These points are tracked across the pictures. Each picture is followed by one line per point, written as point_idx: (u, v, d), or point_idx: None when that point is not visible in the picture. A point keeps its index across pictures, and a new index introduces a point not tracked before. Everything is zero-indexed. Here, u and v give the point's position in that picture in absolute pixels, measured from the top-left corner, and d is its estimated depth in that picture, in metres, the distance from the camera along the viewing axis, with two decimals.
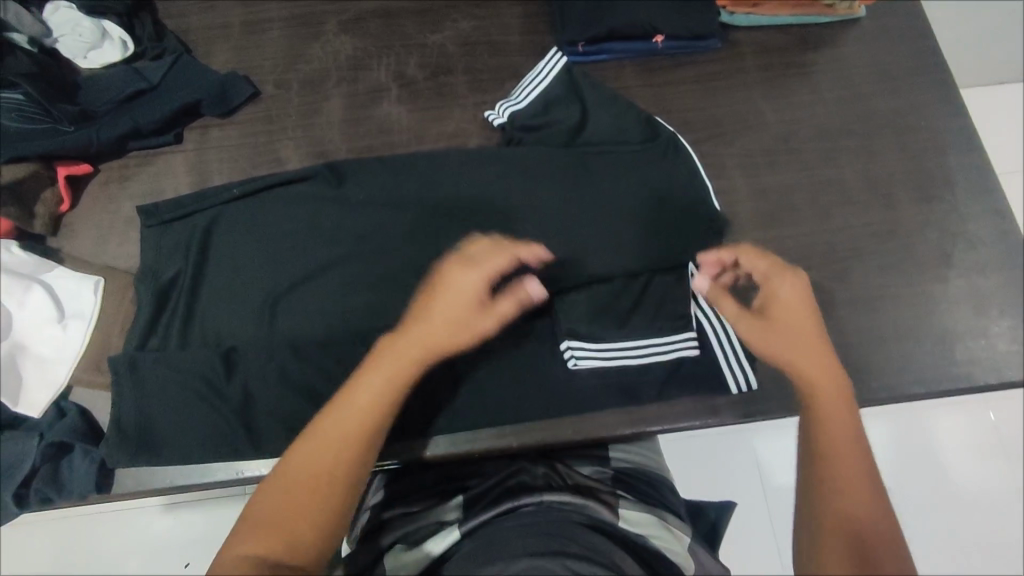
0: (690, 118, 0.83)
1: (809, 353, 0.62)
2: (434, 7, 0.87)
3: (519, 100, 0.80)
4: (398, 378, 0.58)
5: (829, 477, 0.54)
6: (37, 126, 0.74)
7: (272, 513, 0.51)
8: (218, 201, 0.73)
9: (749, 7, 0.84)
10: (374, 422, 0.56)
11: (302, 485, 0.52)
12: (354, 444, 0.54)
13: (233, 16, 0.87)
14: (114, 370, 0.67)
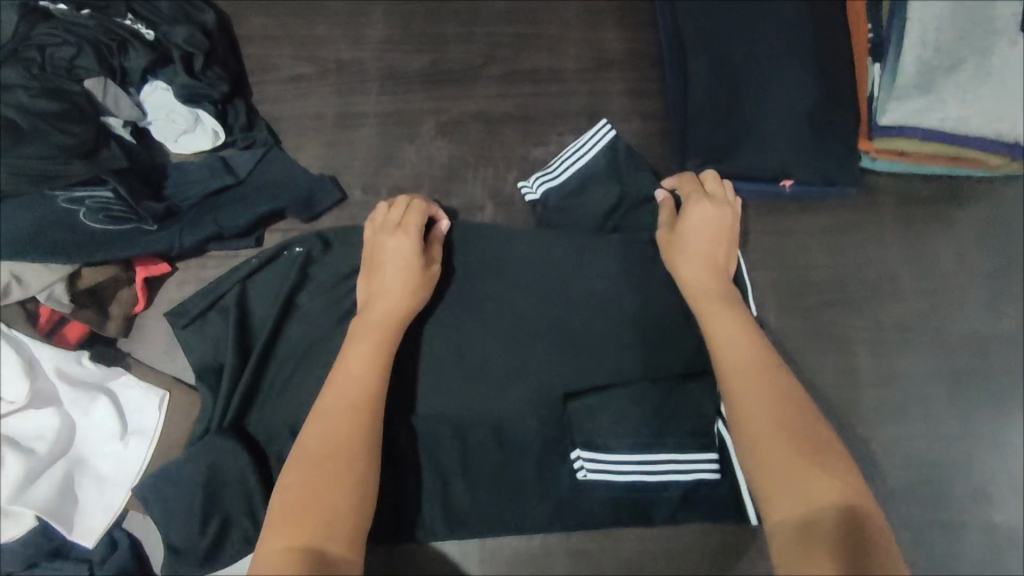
0: (817, 276, 0.73)
1: (713, 311, 0.61)
2: (539, 117, 0.81)
3: (554, 175, 0.74)
4: (378, 352, 0.60)
5: (755, 449, 0.51)
6: (120, 227, 0.71)
7: (300, 502, 0.50)
8: (236, 278, 0.68)
9: (894, 157, 0.73)
10: (376, 399, 0.57)
11: (331, 470, 0.52)
12: (358, 405, 0.56)
13: (328, 107, 0.82)
14: (156, 479, 0.62)
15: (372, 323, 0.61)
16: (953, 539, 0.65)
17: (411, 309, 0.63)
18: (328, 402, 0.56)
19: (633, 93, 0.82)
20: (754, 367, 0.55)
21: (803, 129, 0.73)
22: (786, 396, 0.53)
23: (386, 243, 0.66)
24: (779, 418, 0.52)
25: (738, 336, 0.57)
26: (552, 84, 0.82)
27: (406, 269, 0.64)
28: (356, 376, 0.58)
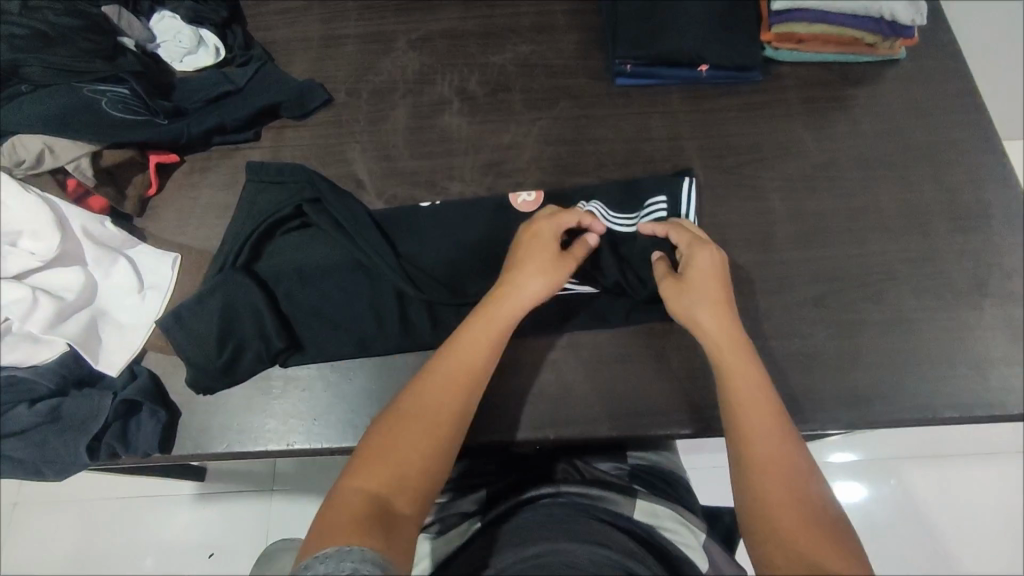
0: (733, 143, 0.87)
1: (716, 334, 0.67)
2: (497, 31, 0.95)
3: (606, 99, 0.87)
4: (498, 335, 0.66)
5: (758, 476, 0.59)
6: (136, 118, 0.81)
7: (391, 450, 0.59)
8: (298, 175, 0.79)
9: (793, 44, 0.88)
10: (478, 380, 0.64)
11: (422, 435, 0.60)
12: (460, 383, 0.63)
13: (314, 31, 0.95)
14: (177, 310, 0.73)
15: (510, 303, 0.68)
16: (859, 335, 0.76)
17: (538, 298, 0.68)
18: (432, 379, 0.63)
19: (575, 10, 0.96)
20: (769, 425, 0.61)
21: (713, 24, 0.88)
22: (785, 438, 0.61)
23: (536, 241, 0.71)
24: (782, 444, 0.60)
25: (742, 366, 0.65)
26: (506, 6, 0.96)
27: (546, 264, 0.70)
28: (459, 363, 0.64)
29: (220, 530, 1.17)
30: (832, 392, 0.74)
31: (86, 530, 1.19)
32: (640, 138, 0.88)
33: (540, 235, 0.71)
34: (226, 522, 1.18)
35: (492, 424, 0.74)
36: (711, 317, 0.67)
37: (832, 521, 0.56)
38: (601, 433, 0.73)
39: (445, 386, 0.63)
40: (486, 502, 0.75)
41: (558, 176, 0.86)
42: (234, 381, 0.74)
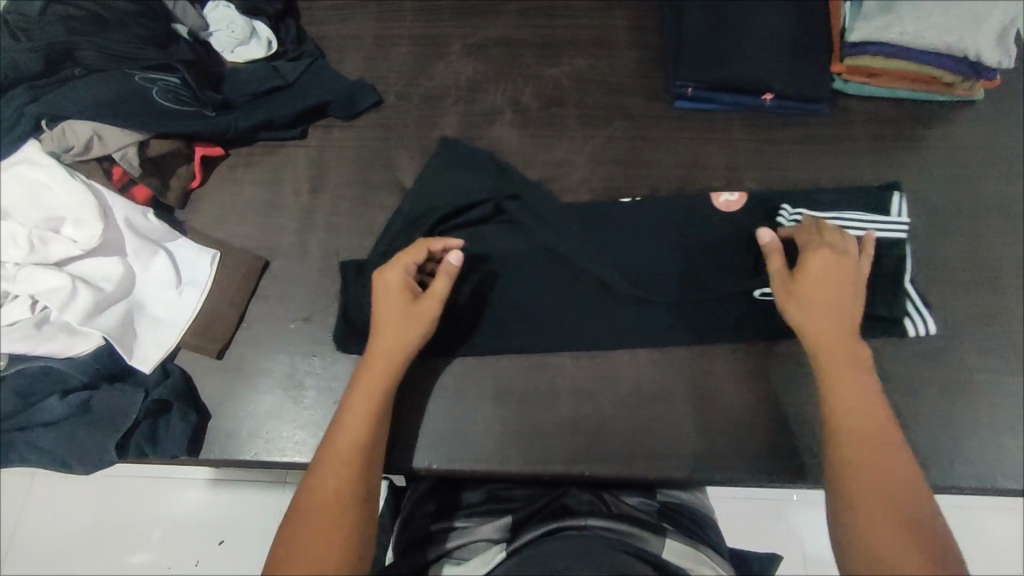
0: (794, 178, 0.84)
1: (833, 354, 0.65)
2: (554, 42, 0.92)
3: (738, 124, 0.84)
4: (374, 400, 0.65)
5: (850, 470, 0.59)
6: (185, 109, 0.80)
7: (299, 548, 0.58)
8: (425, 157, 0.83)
9: (865, 78, 0.84)
10: (368, 449, 0.63)
11: (323, 525, 0.59)
12: (353, 456, 0.62)
13: (368, 30, 0.93)
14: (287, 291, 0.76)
15: (377, 366, 0.67)
16: (915, 392, 0.73)
17: (403, 353, 0.67)
18: (325, 460, 0.62)
19: (636, 26, 0.93)
20: (873, 415, 0.62)
21: (783, 52, 0.84)
22: (880, 428, 0.61)
23: (388, 299, 0.69)
24: (895, 470, 0.59)
25: (853, 361, 0.64)
26: (566, 16, 0.93)
27: (404, 316, 0.68)
28: (349, 437, 0.63)
29: (228, 515, 1.13)
30: None
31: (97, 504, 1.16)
32: (696, 165, 0.85)
33: (392, 287, 0.69)
34: (239, 506, 1.14)
35: (525, 454, 0.71)
36: (812, 309, 0.66)
37: (917, 504, 0.58)
38: (636, 472, 0.70)
39: (339, 466, 0.62)
40: (511, 530, 0.71)
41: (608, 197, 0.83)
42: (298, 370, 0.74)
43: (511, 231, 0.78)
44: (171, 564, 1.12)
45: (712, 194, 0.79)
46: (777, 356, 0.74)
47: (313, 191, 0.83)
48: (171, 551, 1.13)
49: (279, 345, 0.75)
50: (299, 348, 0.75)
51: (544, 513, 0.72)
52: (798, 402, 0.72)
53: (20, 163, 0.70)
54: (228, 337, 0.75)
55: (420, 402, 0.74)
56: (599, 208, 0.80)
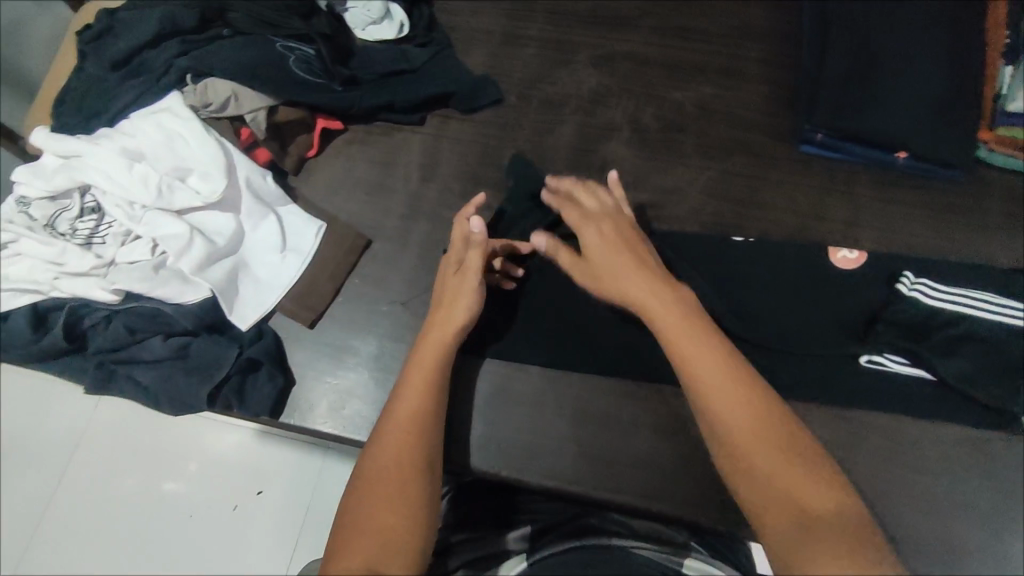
0: (917, 244, 0.79)
1: (656, 303, 0.62)
2: (682, 66, 0.90)
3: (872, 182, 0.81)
4: (432, 374, 0.63)
5: (724, 423, 0.54)
6: (315, 80, 0.82)
7: (366, 518, 0.54)
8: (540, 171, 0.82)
9: (1011, 150, 0.79)
10: (430, 421, 0.61)
11: (390, 495, 0.56)
12: (415, 422, 0.60)
13: (497, 26, 0.93)
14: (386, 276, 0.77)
15: (433, 343, 0.65)
16: (1017, 495, 0.68)
17: (460, 326, 0.66)
18: (386, 429, 0.60)
19: (770, 61, 0.90)
20: (711, 350, 0.57)
21: (928, 111, 0.80)
22: (728, 376, 0.55)
23: (452, 268, 0.70)
24: (748, 428, 0.53)
25: (674, 321, 0.60)
26: (698, 40, 0.91)
27: (461, 282, 0.68)
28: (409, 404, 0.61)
29: (262, 466, 1.00)
30: (974, 550, 0.66)
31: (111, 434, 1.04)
32: (812, 214, 0.81)
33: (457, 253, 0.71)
34: (266, 471, 1.00)
35: (596, 479, 0.70)
36: (634, 278, 0.64)
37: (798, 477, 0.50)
38: (707, 521, 0.68)
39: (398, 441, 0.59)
40: (532, 540, 0.65)
41: (717, 232, 0.81)
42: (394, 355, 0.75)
43: None
44: (195, 510, 0.99)
45: (831, 248, 0.79)
46: (870, 428, 0.71)
47: (422, 179, 0.83)
48: (196, 495, 1.00)
49: (369, 325, 0.76)
50: (388, 331, 0.76)
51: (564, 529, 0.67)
52: (886, 481, 0.69)
53: (162, 112, 0.74)
54: (322, 309, 0.76)
55: (498, 407, 0.74)
56: (704, 241, 0.80)
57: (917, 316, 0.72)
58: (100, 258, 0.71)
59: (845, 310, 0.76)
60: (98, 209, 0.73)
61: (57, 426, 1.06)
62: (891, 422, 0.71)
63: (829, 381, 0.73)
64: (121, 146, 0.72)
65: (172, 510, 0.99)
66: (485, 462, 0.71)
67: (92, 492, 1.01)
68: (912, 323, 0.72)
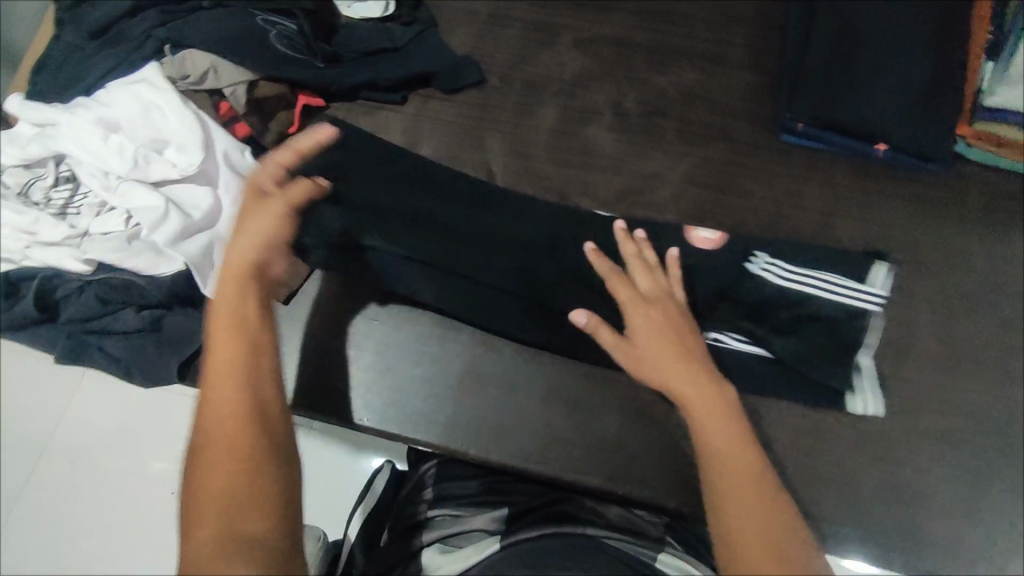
0: (892, 237, 0.79)
1: (672, 334, 0.65)
2: (667, 52, 0.89)
3: (856, 178, 0.82)
4: (235, 338, 0.55)
5: (710, 461, 0.56)
6: (296, 56, 0.81)
7: (207, 492, 0.49)
8: (521, 160, 0.83)
9: (992, 146, 0.80)
10: (251, 381, 0.54)
11: (222, 459, 0.50)
12: (233, 371, 0.53)
13: (483, 7, 0.92)
14: None
15: (224, 312, 0.56)
16: (976, 484, 0.69)
17: (245, 277, 0.59)
18: (210, 392, 0.53)
19: (754, 49, 0.90)
20: (708, 391, 0.61)
21: (907, 104, 0.80)
22: (723, 405, 0.60)
23: (264, 211, 0.62)
24: (739, 444, 0.57)
25: (685, 366, 0.62)
26: (683, 26, 0.91)
27: (264, 223, 0.61)
28: (226, 358, 0.54)
29: None
30: (930, 539, 0.68)
31: (98, 406, 1.03)
32: (790, 204, 0.81)
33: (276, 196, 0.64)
34: None
35: (564, 460, 0.71)
36: (653, 324, 0.66)
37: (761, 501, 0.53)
38: (671, 503, 0.69)
39: (224, 405, 0.52)
40: (510, 522, 0.65)
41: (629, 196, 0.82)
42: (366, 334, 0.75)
43: (587, 237, 0.79)
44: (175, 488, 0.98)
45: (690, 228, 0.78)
46: (835, 415, 0.72)
47: None
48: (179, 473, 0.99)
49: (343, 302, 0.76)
50: (363, 309, 0.76)
51: (541, 512, 0.66)
52: (849, 469, 0.70)
53: (139, 83, 0.73)
54: (298, 285, 0.77)
55: (468, 386, 0.74)
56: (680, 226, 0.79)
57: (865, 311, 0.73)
58: (73, 228, 0.71)
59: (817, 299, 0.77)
60: (73, 178, 0.73)
61: (38, 405, 1.04)
62: (858, 411, 0.72)
63: (800, 368, 0.73)
64: (97, 116, 0.72)
65: (157, 490, 0.99)
66: (455, 441, 0.71)
67: (77, 473, 1.01)
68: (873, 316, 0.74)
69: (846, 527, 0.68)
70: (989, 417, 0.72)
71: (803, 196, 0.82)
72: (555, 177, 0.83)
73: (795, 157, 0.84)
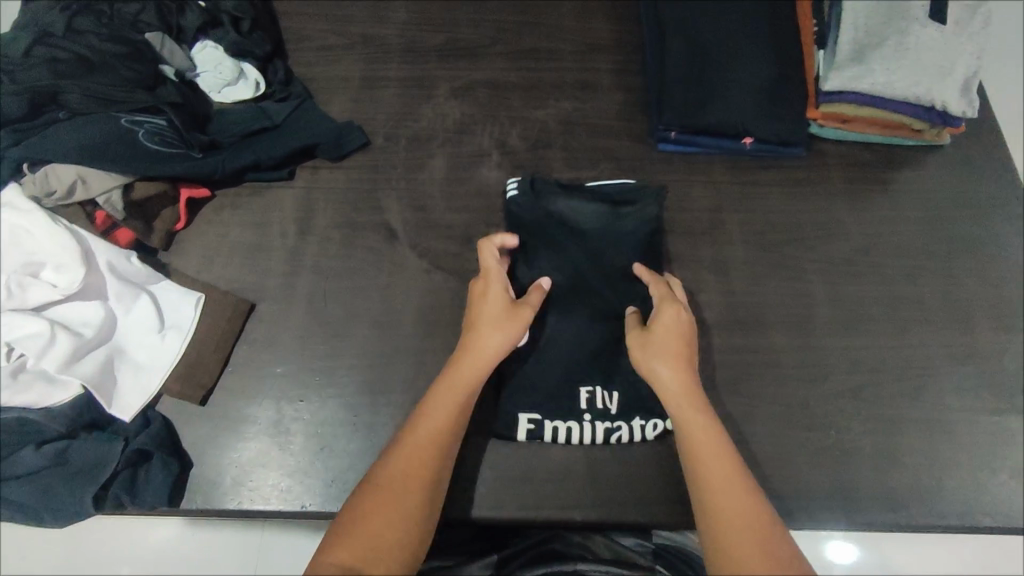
0: (774, 220, 0.86)
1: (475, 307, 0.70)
2: (539, 85, 0.94)
3: (731, 171, 0.89)
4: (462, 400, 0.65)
5: (700, 469, 0.61)
6: (172, 151, 0.80)
7: (353, 535, 0.56)
8: (420, 213, 0.84)
9: (838, 123, 0.87)
10: (455, 425, 0.64)
11: (386, 508, 0.58)
12: (440, 438, 0.63)
13: (355, 73, 0.94)
14: (283, 346, 0.76)
15: (456, 384, 0.65)
16: (896, 431, 0.75)
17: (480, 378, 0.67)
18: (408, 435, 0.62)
19: (618, 71, 0.96)
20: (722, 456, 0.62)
21: (760, 99, 0.87)
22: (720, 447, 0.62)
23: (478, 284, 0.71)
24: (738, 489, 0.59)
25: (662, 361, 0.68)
26: (548, 61, 0.96)
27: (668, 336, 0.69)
28: (432, 425, 0.63)
29: (195, 560, 0.93)
30: (868, 494, 0.72)
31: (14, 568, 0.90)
32: (679, 207, 0.86)
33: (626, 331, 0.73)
34: (197, 565, 0.92)
35: (516, 499, 0.72)
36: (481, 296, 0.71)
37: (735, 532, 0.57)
38: (627, 515, 0.71)
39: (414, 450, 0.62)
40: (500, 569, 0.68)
41: (569, 191, 0.80)
42: (295, 417, 0.73)
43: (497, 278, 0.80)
44: None
45: (436, 243, 0.82)
46: (762, 397, 0.76)
47: (300, 233, 0.82)
48: None
49: (263, 391, 0.74)
50: (288, 395, 0.74)
51: (530, 554, 0.69)
52: (782, 445, 0.74)
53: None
54: (213, 382, 0.74)
55: None
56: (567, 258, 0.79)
57: (755, 299, 0.81)
58: None
59: (720, 291, 0.81)
60: None
61: None
62: (778, 388, 0.76)
63: (718, 360, 0.77)
64: None
65: None
66: None
67: None
68: (766, 301, 0.81)
69: (791, 502, 0.72)
70: (892, 367, 0.78)
71: (690, 198, 0.87)
72: (455, 224, 0.83)
73: (675, 162, 0.89)
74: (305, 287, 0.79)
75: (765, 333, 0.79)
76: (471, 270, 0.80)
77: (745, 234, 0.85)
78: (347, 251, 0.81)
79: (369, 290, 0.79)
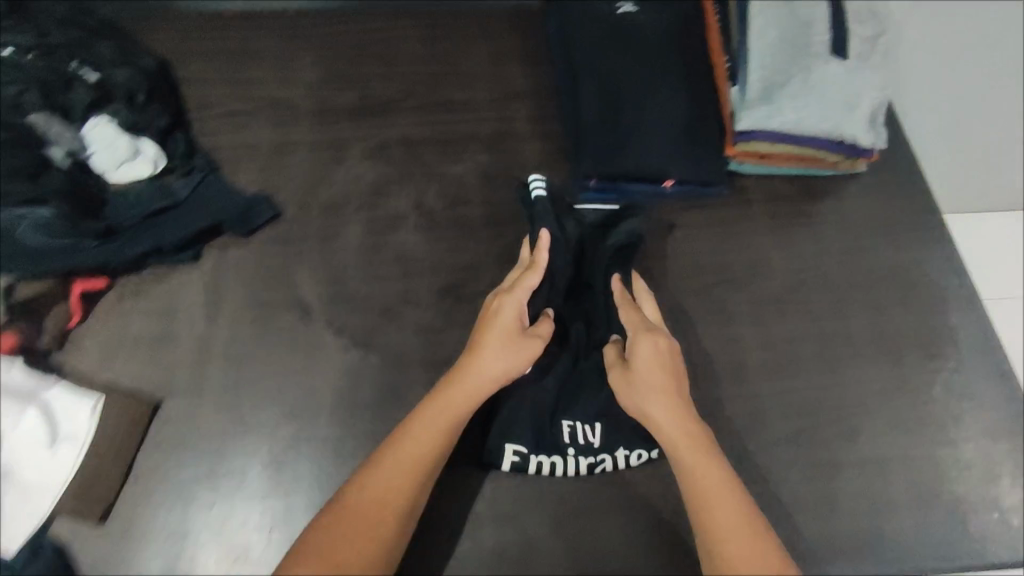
0: (701, 263, 0.84)
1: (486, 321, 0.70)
2: (456, 140, 0.91)
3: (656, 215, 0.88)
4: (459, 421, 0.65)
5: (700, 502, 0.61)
6: (61, 242, 0.75)
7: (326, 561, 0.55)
8: (336, 286, 0.80)
9: (756, 160, 0.86)
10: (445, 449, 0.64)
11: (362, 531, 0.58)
12: (429, 461, 0.62)
13: (263, 139, 0.90)
14: (191, 446, 0.71)
15: (457, 404, 0.65)
16: (835, 476, 0.73)
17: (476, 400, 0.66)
18: (403, 459, 0.62)
19: (537, 119, 0.94)
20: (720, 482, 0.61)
21: (677, 141, 0.87)
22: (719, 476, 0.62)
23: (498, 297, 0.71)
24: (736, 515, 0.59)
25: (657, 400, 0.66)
26: (465, 113, 0.94)
27: (659, 370, 0.68)
28: (427, 442, 0.63)
29: None
30: (812, 545, 0.70)
31: None
32: None
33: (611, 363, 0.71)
34: None
35: None
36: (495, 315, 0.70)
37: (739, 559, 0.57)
38: None
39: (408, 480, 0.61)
40: None
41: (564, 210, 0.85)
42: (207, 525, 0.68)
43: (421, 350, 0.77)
44: None
45: (354, 318, 0.78)
46: None
47: (207, 318, 0.78)
48: None
49: (172, 499, 0.69)
50: (201, 497, 0.69)
51: None
52: None
53: None
54: (114, 495, 0.68)
55: None
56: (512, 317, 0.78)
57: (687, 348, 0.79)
58: None
59: None
60: None
61: None
62: (714, 441, 0.75)
63: None
64: None
65: None
66: None
67: None
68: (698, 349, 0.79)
69: None
70: (827, 407, 0.77)
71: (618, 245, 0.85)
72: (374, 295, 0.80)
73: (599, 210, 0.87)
74: (213, 377, 0.74)
75: (699, 382, 0.77)
76: (393, 344, 0.77)
77: (673, 280, 0.83)
78: (259, 335, 0.77)
79: (283, 376, 0.74)
